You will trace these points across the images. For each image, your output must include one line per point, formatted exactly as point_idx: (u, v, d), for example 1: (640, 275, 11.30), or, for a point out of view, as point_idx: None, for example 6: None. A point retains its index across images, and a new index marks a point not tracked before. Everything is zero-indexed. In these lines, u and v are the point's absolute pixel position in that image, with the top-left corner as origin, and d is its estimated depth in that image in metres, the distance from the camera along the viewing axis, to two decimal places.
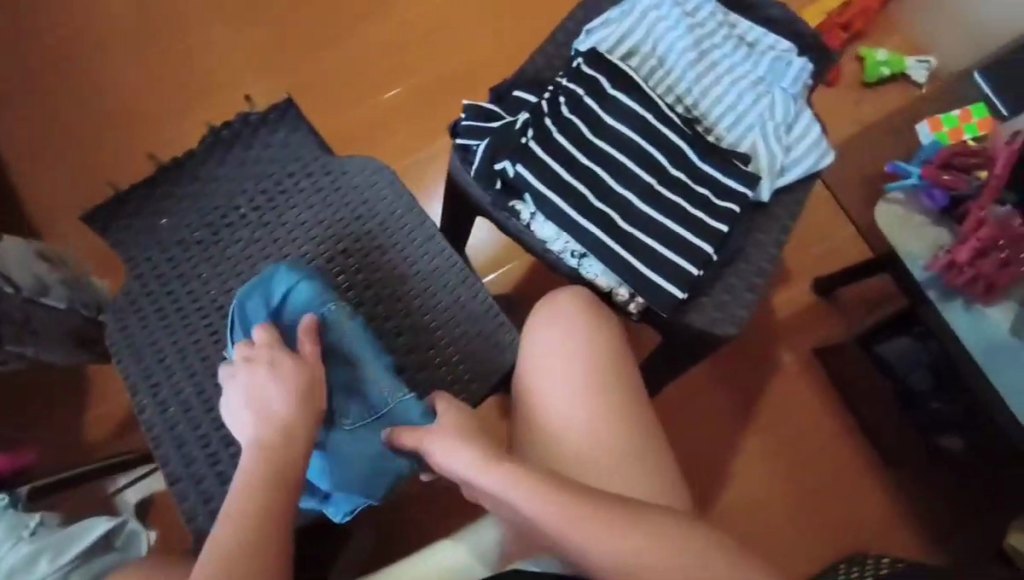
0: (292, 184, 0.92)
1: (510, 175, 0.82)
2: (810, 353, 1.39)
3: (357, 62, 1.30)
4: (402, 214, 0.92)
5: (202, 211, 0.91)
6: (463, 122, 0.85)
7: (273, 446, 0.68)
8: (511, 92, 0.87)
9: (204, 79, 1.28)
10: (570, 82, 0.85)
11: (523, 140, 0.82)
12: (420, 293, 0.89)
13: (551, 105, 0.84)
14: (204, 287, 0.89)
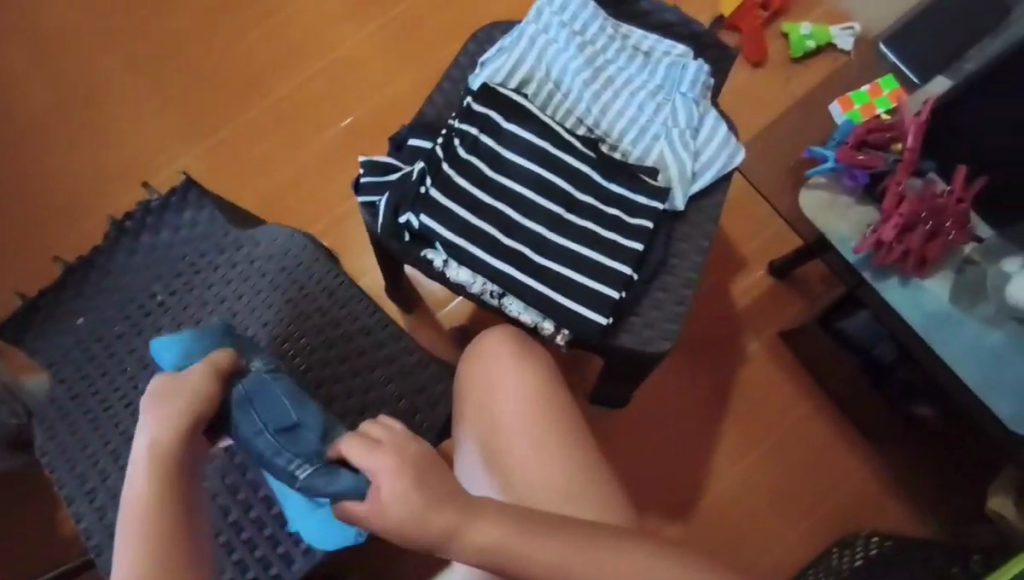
0: (207, 263, 0.90)
1: (415, 226, 0.81)
2: (775, 338, 1.37)
3: None
4: (321, 276, 0.90)
5: (119, 304, 0.89)
6: (363, 178, 0.84)
7: (168, 469, 0.62)
8: (408, 141, 0.86)
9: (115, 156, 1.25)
10: (461, 122, 0.83)
11: (422, 189, 0.80)
12: (348, 354, 0.88)
13: (447, 148, 0.82)
14: (128, 380, 0.87)
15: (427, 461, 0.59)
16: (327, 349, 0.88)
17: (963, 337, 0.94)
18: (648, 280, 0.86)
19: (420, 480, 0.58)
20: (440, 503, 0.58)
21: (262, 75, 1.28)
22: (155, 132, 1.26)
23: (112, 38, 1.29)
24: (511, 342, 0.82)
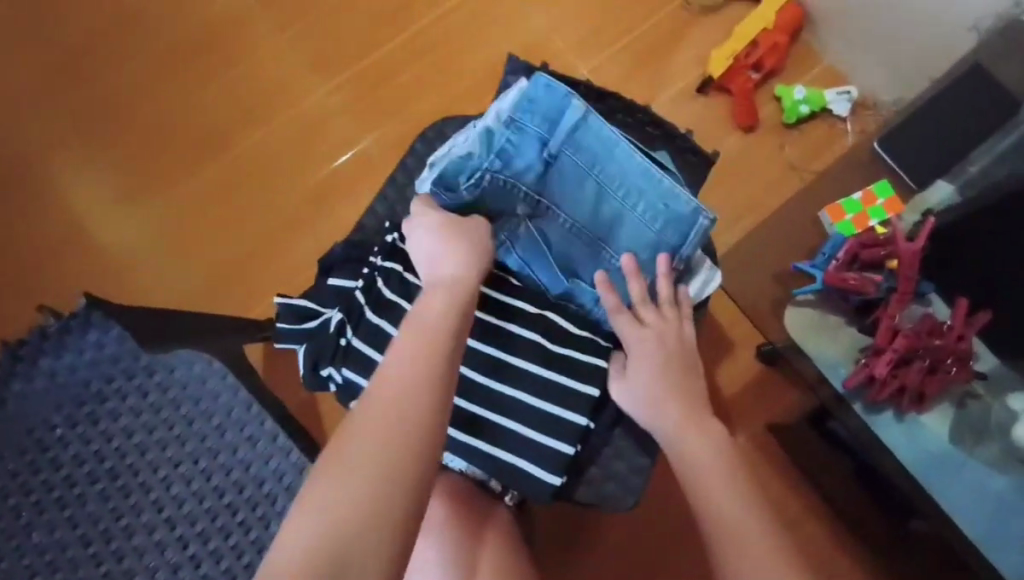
0: (116, 391, 0.82)
1: (339, 380, 0.72)
2: (763, 431, 1.21)
3: (216, 190, 1.18)
4: (239, 411, 0.82)
5: (11, 437, 0.79)
6: (279, 325, 0.76)
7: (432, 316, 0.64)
8: (327, 281, 0.77)
9: (50, 232, 1.17)
10: (385, 260, 0.73)
11: (342, 341, 0.72)
12: (262, 500, 0.79)
13: (371, 290, 0.72)
14: (13, 526, 0.75)
15: (676, 345, 0.72)
16: (241, 493, 0.79)
17: (964, 481, 0.83)
18: (611, 427, 0.75)
19: (648, 340, 0.71)
20: (674, 368, 0.70)
21: (211, 144, 1.20)
22: (89, 207, 1.17)
23: (47, 105, 1.21)
24: (445, 513, 0.75)
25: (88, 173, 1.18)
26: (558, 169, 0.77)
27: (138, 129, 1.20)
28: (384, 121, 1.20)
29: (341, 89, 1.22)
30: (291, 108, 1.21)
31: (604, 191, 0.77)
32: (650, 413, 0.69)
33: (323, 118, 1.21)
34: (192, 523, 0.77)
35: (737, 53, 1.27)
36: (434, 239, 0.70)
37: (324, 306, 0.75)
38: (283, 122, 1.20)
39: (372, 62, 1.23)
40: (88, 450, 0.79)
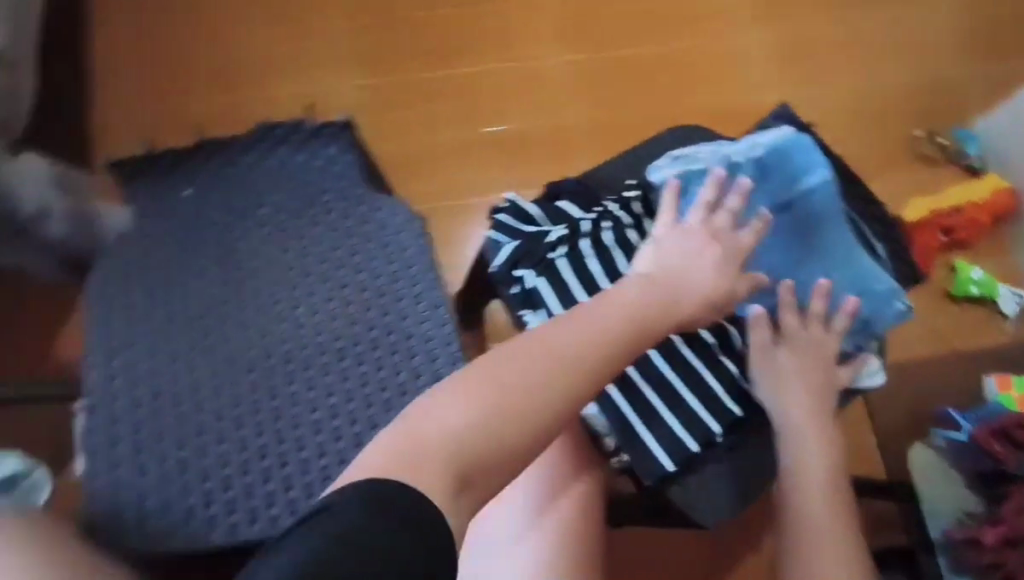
0: (322, 204, 0.90)
1: (527, 284, 0.77)
2: None
3: (444, 91, 1.27)
4: (416, 269, 0.87)
5: (227, 200, 0.89)
6: (501, 214, 0.83)
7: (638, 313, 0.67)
8: (559, 199, 0.84)
9: (290, 60, 1.27)
10: (618, 209, 0.80)
11: (551, 254, 0.78)
12: (405, 375, 0.81)
13: (594, 227, 0.79)
14: (198, 268, 0.85)
15: (818, 373, 0.79)
16: (386, 335, 0.83)
17: None
18: (722, 458, 0.78)
19: (807, 380, 0.78)
20: (820, 406, 0.79)
21: (454, 55, 1.29)
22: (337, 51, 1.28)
23: None
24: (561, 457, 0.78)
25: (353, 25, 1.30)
26: (787, 218, 0.81)
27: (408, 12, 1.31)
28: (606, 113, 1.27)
29: (583, 67, 1.29)
30: (536, 62, 1.29)
31: (816, 257, 0.81)
32: (795, 433, 0.77)
33: (559, 81, 1.29)
34: (341, 358, 0.82)
35: (935, 210, 1.26)
36: (695, 242, 0.73)
37: (548, 219, 0.81)
38: (524, 67, 1.29)
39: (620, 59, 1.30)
40: (292, 243, 0.87)
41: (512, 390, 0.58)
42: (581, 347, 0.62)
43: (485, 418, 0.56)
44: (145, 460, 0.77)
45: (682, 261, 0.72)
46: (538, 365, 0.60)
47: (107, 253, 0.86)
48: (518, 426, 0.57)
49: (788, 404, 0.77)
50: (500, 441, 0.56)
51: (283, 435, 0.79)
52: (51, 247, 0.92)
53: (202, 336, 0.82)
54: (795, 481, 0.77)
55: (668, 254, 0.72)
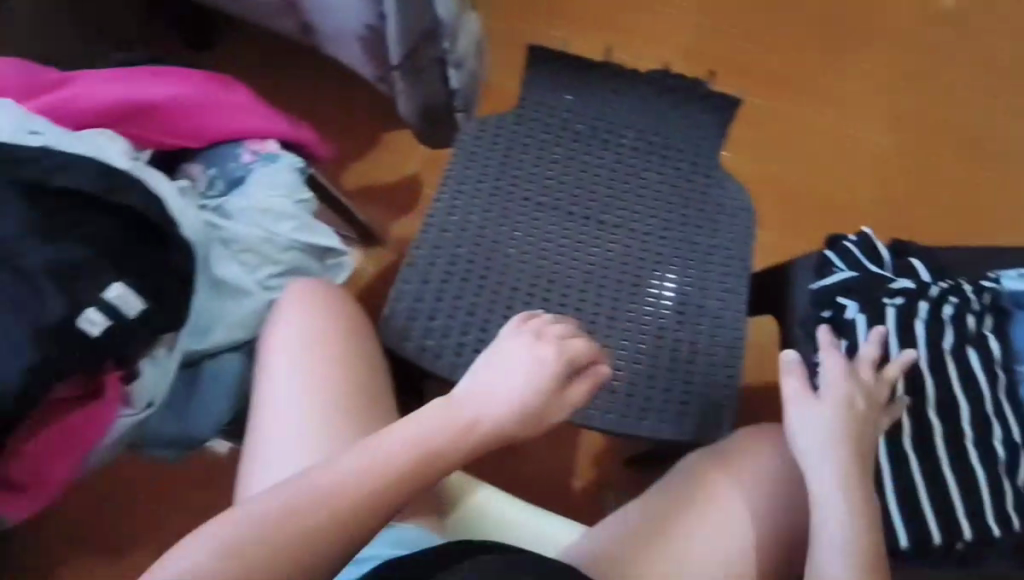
0: (675, 157, 0.97)
1: (847, 315, 0.83)
2: None
3: (787, 123, 1.38)
4: (732, 252, 0.94)
5: (598, 115, 0.98)
6: (847, 244, 0.87)
7: (455, 425, 0.69)
8: (908, 256, 0.87)
9: (673, 36, 1.41)
10: (969, 293, 0.84)
11: (884, 300, 0.83)
12: (688, 333, 0.90)
13: (939, 296, 0.83)
14: (550, 160, 0.96)
15: (847, 402, 0.75)
16: (683, 292, 0.92)
17: None
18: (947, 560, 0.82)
19: (851, 425, 0.74)
20: (852, 446, 0.73)
21: (781, 94, 1.40)
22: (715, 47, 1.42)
23: None
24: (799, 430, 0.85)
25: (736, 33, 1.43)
26: None
27: (787, 45, 1.43)
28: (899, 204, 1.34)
29: (895, 154, 1.36)
30: (852, 129, 1.37)
31: None
32: (824, 475, 0.71)
33: (889, 165, 1.36)
34: (635, 296, 0.91)
35: None
36: (537, 381, 0.73)
37: (893, 269, 0.85)
38: (865, 138, 1.37)
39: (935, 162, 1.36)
40: (631, 187, 0.96)
41: (348, 468, 0.64)
42: (420, 444, 0.67)
43: (318, 506, 0.62)
44: (446, 287, 0.89)
45: (486, 387, 0.73)
46: (384, 445, 0.66)
47: (483, 125, 0.97)
48: (366, 486, 0.63)
49: (816, 442, 0.73)
50: (362, 491, 0.63)
51: (560, 326, 0.89)
52: (433, 91, 1.04)
53: (531, 216, 0.93)
54: (829, 541, 0.68)
55: (503, 389, 0.72)
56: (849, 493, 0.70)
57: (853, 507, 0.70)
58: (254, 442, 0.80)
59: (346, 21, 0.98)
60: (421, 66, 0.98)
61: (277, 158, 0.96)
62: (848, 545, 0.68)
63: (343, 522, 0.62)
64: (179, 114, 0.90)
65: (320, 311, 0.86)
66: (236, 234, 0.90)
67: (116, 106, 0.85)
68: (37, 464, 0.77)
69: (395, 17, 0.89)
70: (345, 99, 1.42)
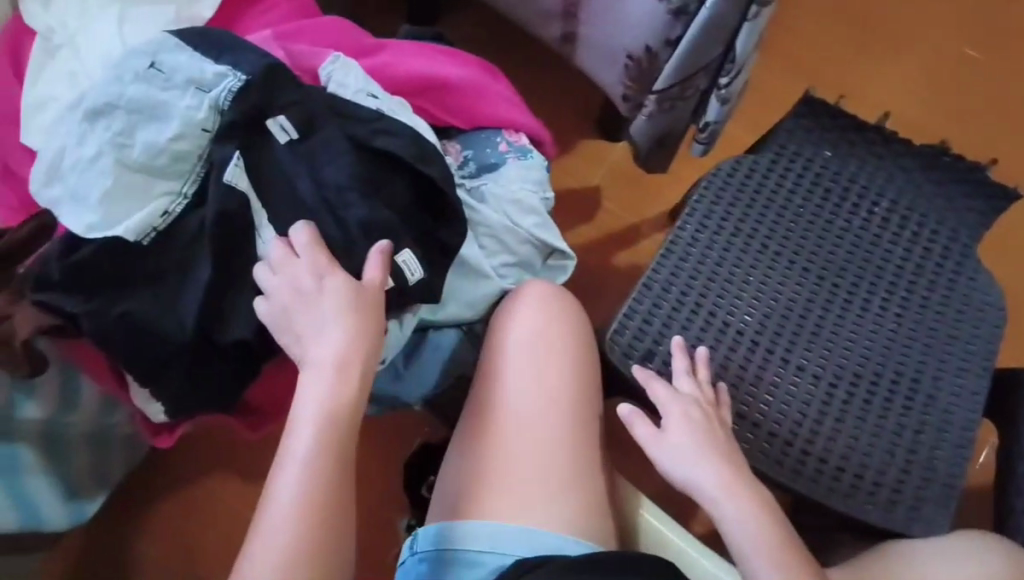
0: (929, 236, 0.94)
1: None
2: None
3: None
4: (974, 347, 0.90)
5: (858, 178, 0.97)
6: None
7: (341, 451, 0.69)
8: None
9: (921, 103, 1.34)
10: None
11: None
12: (911, 417, 0.88)
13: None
14: (798, 212, 0.95)
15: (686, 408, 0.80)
16: (912, 375, 0.89)
17: None
18: None
19: (695, 429, 0.79)
20: (717, 449, 0.78)
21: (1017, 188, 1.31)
22: (963, 124, 1.33)
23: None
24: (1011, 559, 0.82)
25: (990, 115, 1.34)
26: None
27: None
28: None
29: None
30: None
31: None
32: (702, 485, 0.77)
33: None
34: (864, 367, 0.89)
35: None
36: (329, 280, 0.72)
37: None
38: None
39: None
40: (875, 257, 0.93)
41: (291, 459, 0.68)
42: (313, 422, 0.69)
43: (312, 504, 0.67)
44: (678, 314, 0.89)
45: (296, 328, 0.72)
46: (312, 400, 0.69)
47: (736, 163, 0.97)
48: (324, 477, 0.68)
49: (693, 475, 0.77)
50: (322, 496, 0.67)
51: (782, 379, 0.88)
52: (678, 119, 1.07)
53: (773, 263, 0.92)
54: (743, 545, 0.74)
55: (328, 341, 0.71)
56: (715, 463, 0.77)
57: (741, 498, 0.76)
58: (463, 433, 0.82)
59: (625, 38, 1.03)
60: (685, 94, 1.01)
61: (529, 154, 0.99)
62: (761, 551, 0.73)
63: (329, 529, 0.67)
64: (462, 95, 0.96)
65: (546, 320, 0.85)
66: (485, 218, 0.93)
67: (413, 80, 0.91)
68: (278, 391, 0.83)
69: (687, 47, 0.93)
70: (557, 99, 1.45)
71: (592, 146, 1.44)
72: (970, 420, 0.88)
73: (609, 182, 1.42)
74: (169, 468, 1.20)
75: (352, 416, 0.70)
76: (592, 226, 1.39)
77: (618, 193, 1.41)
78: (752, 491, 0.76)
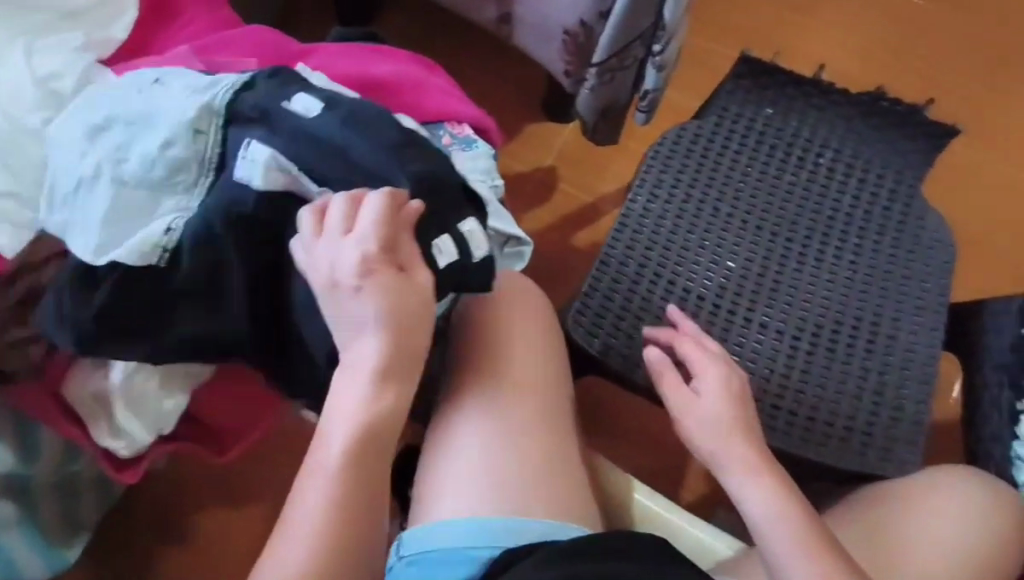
0: (875, 182, 0.95)
1: None
2: None
3: (977, 155, 1.29)
4: (927, 286, 0.92)
5: (800, 132, 0.98)
6: None
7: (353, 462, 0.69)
8: None
9: (859, 53, 1.36)
10: None
11: None
12: (875, 362, 0.89)
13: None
14: (746, 173, 0.96)
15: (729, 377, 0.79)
16: (872, 320, 0.90)
17: None
18: None
19: (728, 404, 0.78)
20: (740, 418, 0.78)
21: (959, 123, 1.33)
22: (902, 69, 1.35)
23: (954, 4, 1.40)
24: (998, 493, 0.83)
25: (927, 57, 1.36)
26: None
27: (981, 76, 1.35)
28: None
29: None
30: None
31: None
32: (718, 456, 0.77)
33: None
34: (825, 318, 0.90)
35: None
36: (361, 278, 0.67)
37: None
38: None
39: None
40: (825, 207, 0.94)
41: (313, 491, 0.68)
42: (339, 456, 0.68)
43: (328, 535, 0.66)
44: (638, 288, 0.89)
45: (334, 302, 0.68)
46: (339, 431, 0.68)
47: (680, 131, 0.97)
48: (338, 506, 0.67)
49: (718, 452, 0.77)
50: (336, 526, 0.67)
51: (747, 339, 0.89)
52: (621, 91, 1.07)
53: (726, 227, 0.93)
54: (761, 523, 0.74)
55: (361, 351, 0.68)
56: (741, 451, 0.76)
57: (769, 483, 0.75)
58: (446, 437, 0.80)
59: (559, 15, 1.02)
60: (625, 64, 1.01)
61: (474, 144, 0.98)
62: (791, 533, 0.72)
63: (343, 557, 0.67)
64: (400, 90, 0.94)
65: (519, 319, 0.85)
66: None
67: (344, 78, 0.90)
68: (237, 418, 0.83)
69: (620, 14, 0.93)
70: (502, 83, 1.44)
71: (542, 128, 1.43)
72: (931, 358, 0.90)
73: (562, 163, 1.42)
74: (149, 501, 1.18)
75: (380, 454, 0.69)
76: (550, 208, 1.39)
77: (573, 172, 1.41)
78: (774, 471, 0.76)
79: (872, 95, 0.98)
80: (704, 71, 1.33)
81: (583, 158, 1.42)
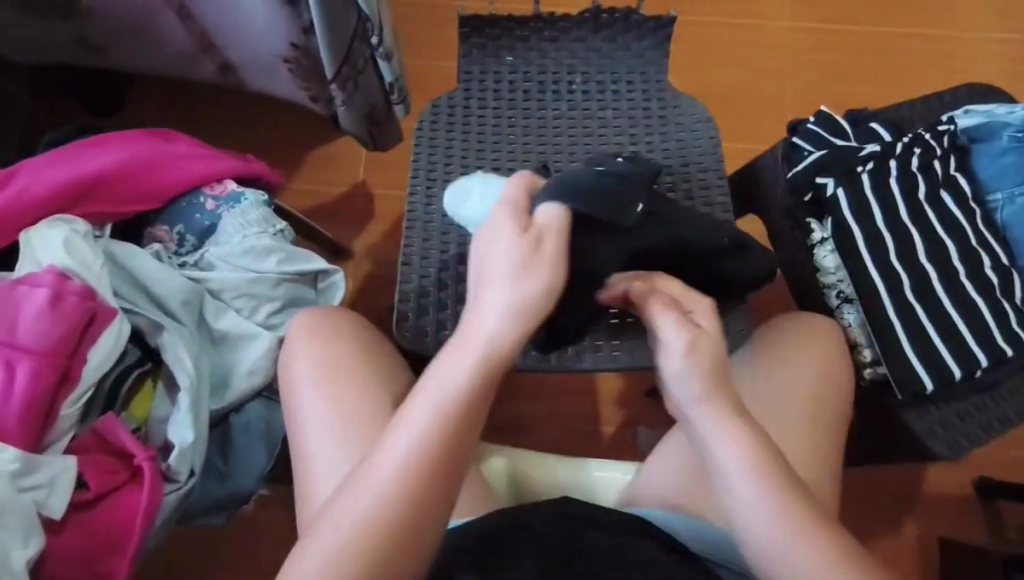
0: (625, 89, 0.98)
1: (827, 192, 0.86)
2: (935, 538, 1.20)
3: (718, 33, 1.39)
4: (704, 163, 0.94)
5: (543, 67, 0.98)
6: (809, 126, 0.90)
7: None
8: (868, 122, 0.90)
9: None
10: (931, 139, 0.86)
11: (858, 168, 0.86)
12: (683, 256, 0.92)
13: (905, 151, 0.86)
14: (510, 124, 0.96)
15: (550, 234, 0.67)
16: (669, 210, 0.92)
17: None
18: (972, 390, 0.82)
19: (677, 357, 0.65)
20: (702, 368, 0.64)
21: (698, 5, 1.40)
22: None
23: None
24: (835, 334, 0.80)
25: None
26: None
27: None
28: (829, 81, 1.38)
29: (815, 35, 1.40)
30: (770, 28, 1.40)
31: None
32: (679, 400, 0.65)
33: (812, 53, 1.39)
34: None
35: None
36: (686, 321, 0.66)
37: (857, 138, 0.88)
38: (785, 32, 1.40)
39: (853, 34, 1.40)
40: (592, 128, 0.97)
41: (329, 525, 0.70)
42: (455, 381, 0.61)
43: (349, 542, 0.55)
44: (448, 277, 0.88)
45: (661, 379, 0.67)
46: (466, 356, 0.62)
47: (434, 108, 0.96)
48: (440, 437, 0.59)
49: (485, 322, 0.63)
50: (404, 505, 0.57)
51: None
52: (368, 89, 1.02)
53: None
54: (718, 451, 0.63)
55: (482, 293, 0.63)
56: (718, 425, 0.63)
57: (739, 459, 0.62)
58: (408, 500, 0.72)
59: (269, 45, 0.98)
60: (358, 66, 0.97)
61: (241, 198, 0.92)
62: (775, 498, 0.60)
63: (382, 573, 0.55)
64: (131, 175, 0.88)
65: (324, 342, 0.79)
66: (225, 284, 0.87)
67: (59, 187, 0.84)
68: (78, 565, 0.74)
69: (321, 25, 0.88)
70: (271, 112, 1.34)
71: (342, 144, 1.33)
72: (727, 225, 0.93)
73: (373, 168, 1.32)
74: None
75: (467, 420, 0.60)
76: (375, 223, 1.29)
77: (386, 175, 1.32)
78: (752, 430, 0.63)
79: (592, 10, 0.99)
80: (444, 46, 1.35)
81: (395, 160, 1.32)
